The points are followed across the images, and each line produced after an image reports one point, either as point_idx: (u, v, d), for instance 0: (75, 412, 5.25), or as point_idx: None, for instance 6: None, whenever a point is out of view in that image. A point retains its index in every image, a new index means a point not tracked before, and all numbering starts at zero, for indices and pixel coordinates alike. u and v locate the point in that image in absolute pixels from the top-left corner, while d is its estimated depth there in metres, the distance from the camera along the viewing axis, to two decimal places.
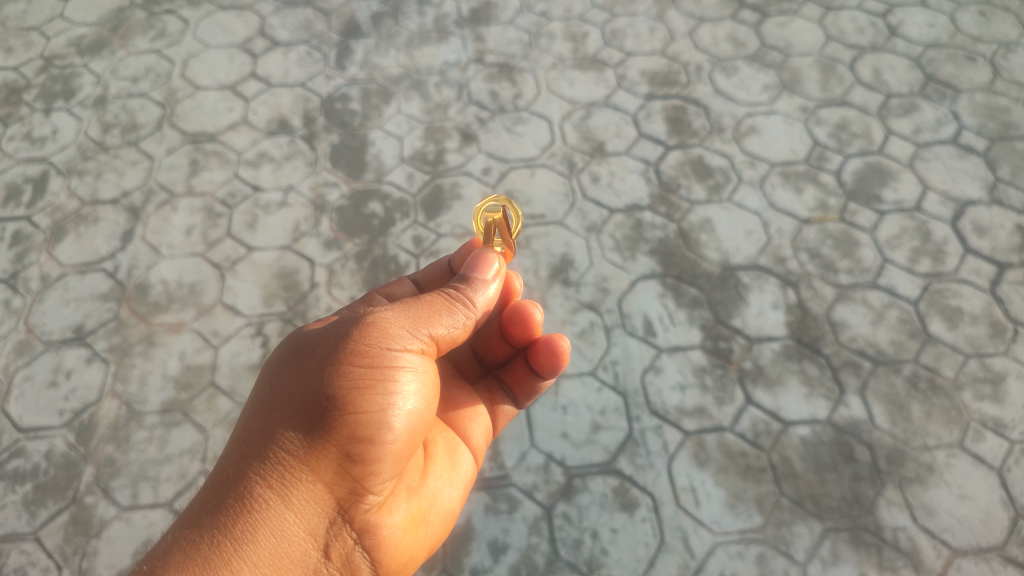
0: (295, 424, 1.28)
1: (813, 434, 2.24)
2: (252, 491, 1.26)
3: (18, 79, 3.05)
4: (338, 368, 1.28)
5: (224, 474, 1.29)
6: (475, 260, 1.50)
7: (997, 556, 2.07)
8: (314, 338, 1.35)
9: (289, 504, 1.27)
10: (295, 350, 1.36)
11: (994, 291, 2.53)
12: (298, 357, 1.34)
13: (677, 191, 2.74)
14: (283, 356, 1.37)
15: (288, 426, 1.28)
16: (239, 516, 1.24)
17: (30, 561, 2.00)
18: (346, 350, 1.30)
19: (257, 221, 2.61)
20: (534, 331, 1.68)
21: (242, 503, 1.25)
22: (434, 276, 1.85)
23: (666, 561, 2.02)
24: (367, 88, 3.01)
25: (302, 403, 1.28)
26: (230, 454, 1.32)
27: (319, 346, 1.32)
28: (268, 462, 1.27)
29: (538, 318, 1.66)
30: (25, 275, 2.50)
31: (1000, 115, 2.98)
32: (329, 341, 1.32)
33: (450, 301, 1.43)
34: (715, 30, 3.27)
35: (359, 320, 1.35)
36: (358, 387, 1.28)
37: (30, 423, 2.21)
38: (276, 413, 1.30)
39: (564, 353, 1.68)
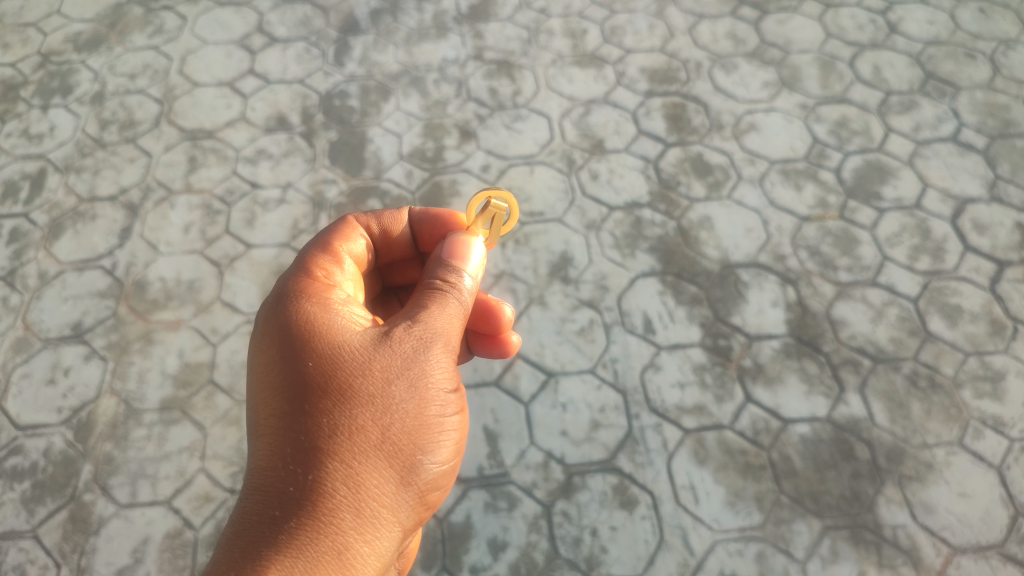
0: (379, 467, 1.16)
1: (813, 431, 2.23)
2: (347, 548, 1.09)
3: (15, 76, 3.04)
4: (425, 409, 1.21)
5: (299, 523, 1.07)
6: (466, 249, 1.37)
7: (997, 553, 2.07)
8: (381, 365, 1.20)
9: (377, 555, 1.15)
10: (356, 377, 1.18)
11: (994, 289, 2.52)
12: (364, 386, 1.18)
13: (676, 188, 2.73)
14: (348, 383, 1.17)
15: (376, 470, 1.15)
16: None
17: (28, 559, 1.99)
18: (427, 389, 1.22)
19: (255, 218, 2.60)
20: (501, 328, 1.62)
21: (339, 558, 1.07)
22: (394, 231, 1.54)
23: (666, 559, 2.02)
24: (366, 85, 3.00)
25: (390, 445, 1.17)
26: (291, 501, 1.09)
27: (401, 379, 1.20)
28: (359, 511, 1.12)
29: (508, 317, 1.61)
30: (23, 272, 2.49)
31: (1000, 112, 2.98)
32: (407, 374, 1.21)
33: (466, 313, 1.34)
34: (714, 27, 3.26)
35: (429, 351, 1.24)
36: (439, 430, 1.23)
37: (28, 421, 2.20)
38: (355, 454, 1.14)
39: (513, 346, 1.71)
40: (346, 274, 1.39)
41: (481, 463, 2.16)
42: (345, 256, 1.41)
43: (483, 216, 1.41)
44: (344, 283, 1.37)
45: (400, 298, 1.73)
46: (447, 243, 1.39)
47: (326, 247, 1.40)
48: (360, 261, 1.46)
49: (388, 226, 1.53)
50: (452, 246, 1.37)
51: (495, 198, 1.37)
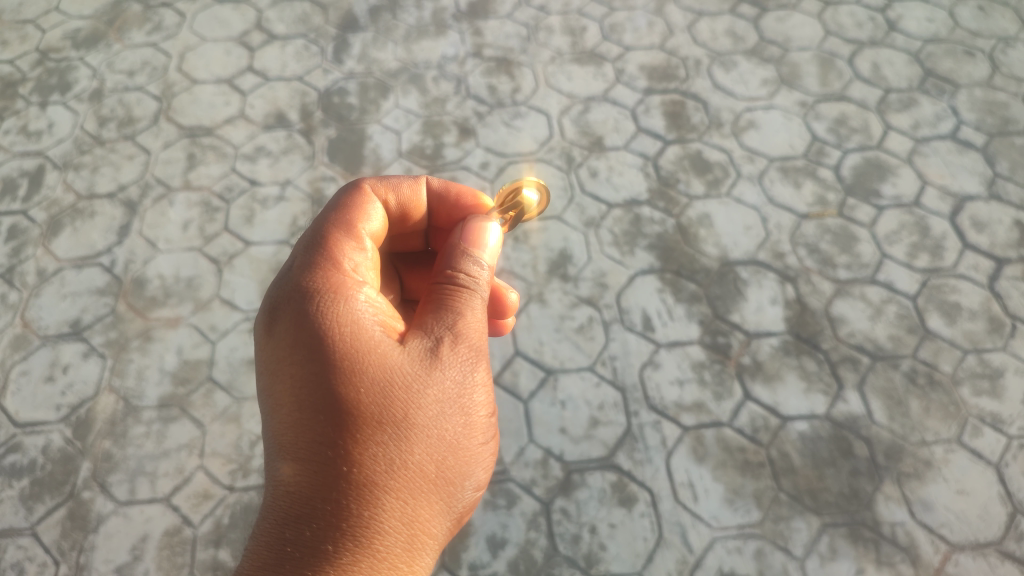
0: (429, 498, 1.19)
1: (812, 429, 2.24)
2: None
3: (14, 73, 3.03)
4: (470, 438, 1.25)
5: (353, 557, 1.08)
6: (486, 235, 1.34)
7: (994, 551, 2.07)
8: (432, 394, 1.20)
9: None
10: (408, 406, 1.17)
11: (993, 286, 2.53)
12: (416, 417, 1.18)
13: (675, 186, 2.73)
14: (399, 412, 1.17)
15: (425, 502, 1.18)
16: None
17: (28, 556, 2.00)
18: (475, 418, 1.26)
19: (254, 215, 2.60)
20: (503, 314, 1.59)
21: None
22: (410, 205, 1.49)
23: (665, 556, 2.02)
24: (365, 82, 2.99)
25: (438, 475, 1.20)
26: (345, 536, 1.09)
27: (449, 409, 1.21)
28: (411, 543, 1.14)
29: (512, 301, 1.57)
30: (21, 269, 2.48)
31: (999, 110, 2.98)
32: (456, 403, 1.22)
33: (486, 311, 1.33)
34: (713, 24, 3.26)
35: (477, 378, 1.25)
36: (480, 454, 1.28)
37: (27, 418, 2.20)
38: (409, 485, 1.16)
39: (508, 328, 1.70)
40: (368, 261, 1.33)
41: None
42: (365, 240, 1.34)
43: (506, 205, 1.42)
44: (369, 275, 1.32)
45: (399, 271, 1.63)
46: (467, 228, 1.35)
47: (352, 238, 1.32)
48: (377, 241, 1.40)
49: (405, 197, 1.47)
50: (473, 233, 1.34)
51: (525, 190, 1.40)
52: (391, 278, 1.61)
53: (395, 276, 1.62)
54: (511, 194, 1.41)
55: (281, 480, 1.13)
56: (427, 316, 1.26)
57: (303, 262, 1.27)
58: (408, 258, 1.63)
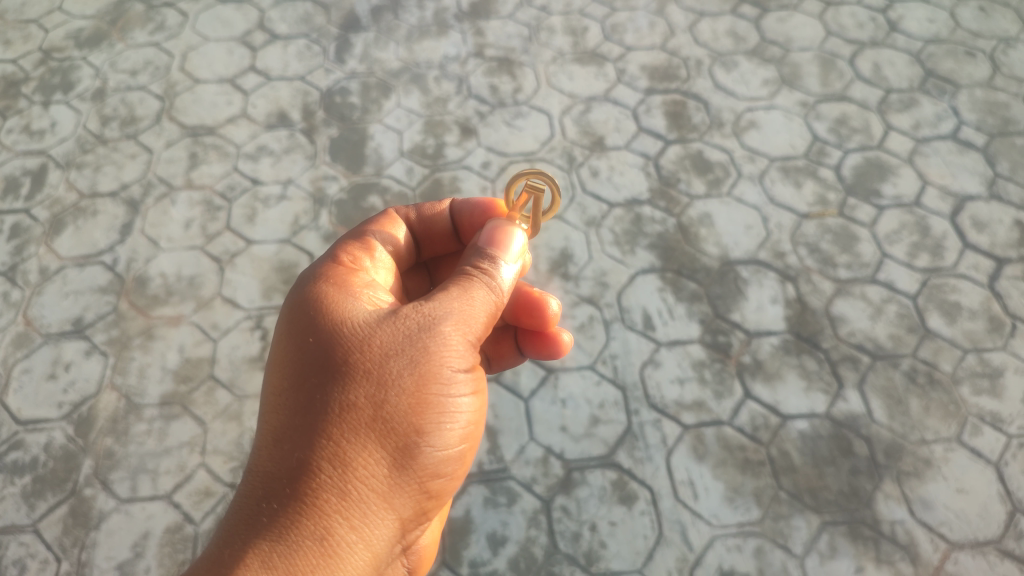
0: (374, 450, 1.14)
1: (812, 428, 2.24)
2: (331, 532, 1.08)
3: (17, 72, 3.04)
4: (425, 389, 1.17)
5: (280, 502, 1.08)
6: (509, 239, 1.32)
7: (994, 549, 2.07)
8: (382, 342, 1.17)
9: (367, 543, 1.12)
10: (352, 350, 1.16)
11: (993, 286, 2.53)
12: (362, 362, 1.16)
13: (676, 185, 2.74)
14: (339, 359, 1.16)
15: (367, 453, 1.13)
16: (318, 562, 1.05)
17: (29, 553, 2.00)
18: (430, 367, 1.17)
19: (256, 214, 2.61)
20: (544, 323, 1.57)
21: (319, 542, 1.06)
22: (432, 217, 1.54)
23: (665, 554, 2.03)
24: (367, 82, 3.00)
25: (385, 426, 1.14)
26: (281, 479, 1.10)
27: (394, 356, 1.17)
28: (348, 494, 1.11)
29: (553, 311, 1.55)
30: (23, 267, 2.49)
31: (1000, 110, 2.98)
32: (405, 352, 1.17)
33: (492, 297, 1.28)
34: (714, 24, 3.26)
35: (434, 329, 1.19)
36: (441, 411, 1.19)
37: (29, 415, 2.21)
38: (348, 433, 1.12)
39: (564, 345, 1.66)
40: (379, 264, 1.40)
41: (480, 458, 2.17)
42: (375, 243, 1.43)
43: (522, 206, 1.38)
44: (376, 273, 1.38)
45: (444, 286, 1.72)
46: (489, 231, 1.33)
47: (361, 238, 1.40)
48: (395, 252, 1.48)
49: (427, 214, 1.53)
50: (492, 234, 1.33)
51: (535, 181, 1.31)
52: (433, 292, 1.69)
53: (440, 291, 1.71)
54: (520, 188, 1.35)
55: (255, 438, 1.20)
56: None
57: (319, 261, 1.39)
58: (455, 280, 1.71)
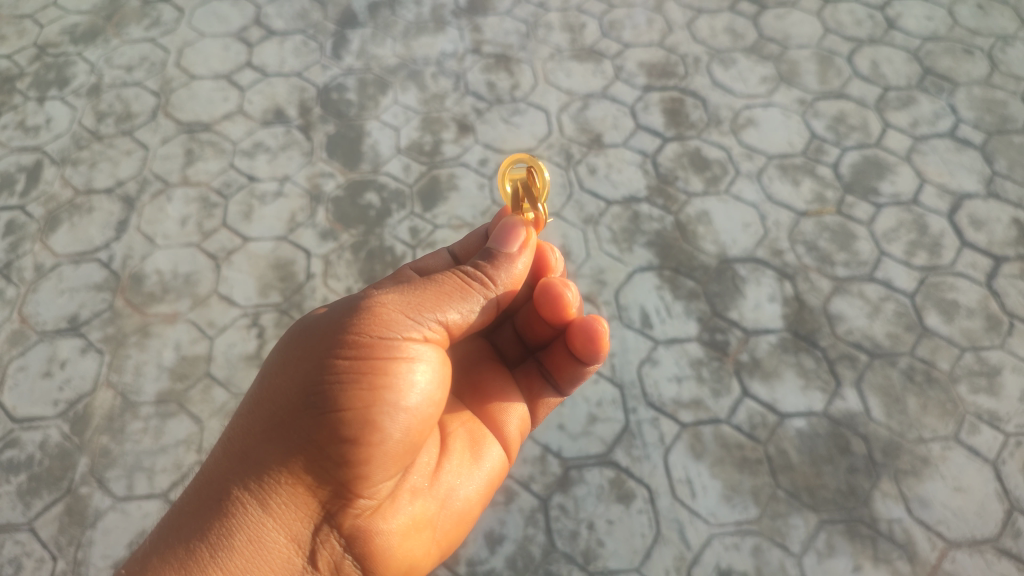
0: (277, 420, 1.21)
1: (810, 426, 2.24)
2: (232, 493, 1.20)
3: (11, 68, 3.03)
4: (328, 359, 1.19)
5: (215, 468, 1.26)
6: (508, 228, 1.35)
7: (991, 548, 2.07)
8: (313, 324, 1.28)
9: (268, 507, 1.20)
10: (291, 338, 1.29)
11: (991, 284, 2.53)
12: (296, 344, 1.27)
13: (674, 182, 2.73)
14: (283, 342, 1.30)
15: (274, 425, 1.21)
16: (218, 518, 1.19)
17: (25, 552, 1.99)
18: (335, 339, 1.20)
19: (252, 211, 2.59)
20: (567, 310, 1.50)
21: (222, 502, 1.20)
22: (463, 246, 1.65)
23: (662, 552, 2.03)
24: (364, 78, 2.99)
25: (291, 400, 1.20)
26: (224, 449, 1.27)
27: (313, 333, 1.24)
28: (253, 461, 1.21)
29: (569, 297, 1.49)
30: (18, 264, 2.48)
31: (998, 108, 2.98)
32: (321, 330, 1.24)
33: (443, 285, 1.30)
34: (712, 21, 3.25)
35: (353, 305, 1.24)
36: (341, 378, 1.17)
37: (24, 413, 2.20)
38: (262, 406, 1.24)
39: (602, 337, 1.50)
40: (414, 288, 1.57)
41: None
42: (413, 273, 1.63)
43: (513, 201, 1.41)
44: None
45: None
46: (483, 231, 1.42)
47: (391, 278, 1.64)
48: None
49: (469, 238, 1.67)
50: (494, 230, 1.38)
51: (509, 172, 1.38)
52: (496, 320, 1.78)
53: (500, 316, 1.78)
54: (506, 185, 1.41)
55: None
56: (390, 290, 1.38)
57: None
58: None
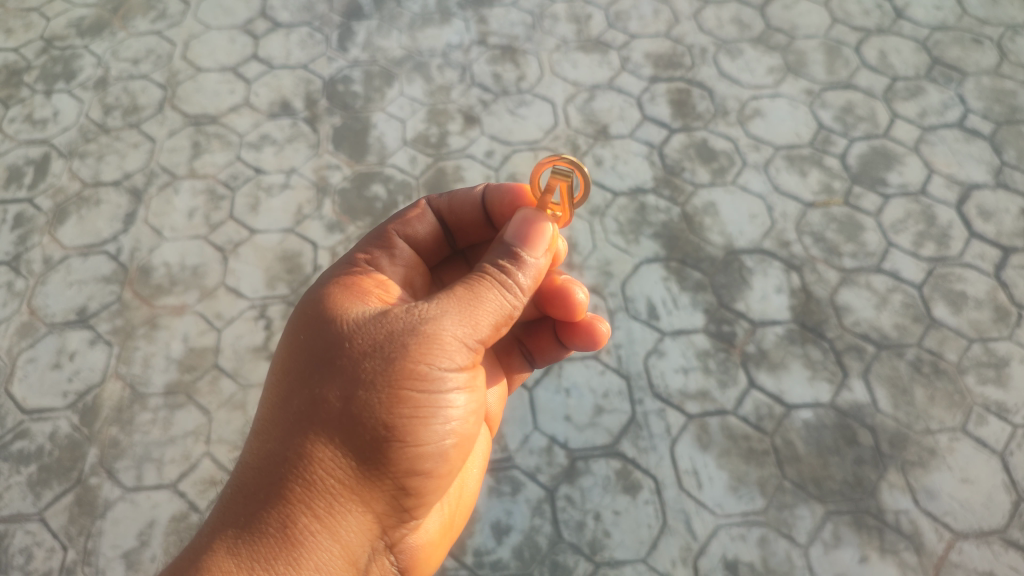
0: (340, 447, 1.12)
1: (817, 417, 2.24)
2: (293, 522, 1.11)
3: (19, 61, 3.04)
4: (399, 391, 1.12)
5: (256, 492, 1.13)
6: (538, 229, 1.27)
7: (998, 539, 2.07)
8: (364, 338, 1.15)
9: (335, 535, 1.14)
10: (335, 350, 1.15)
11: (999, 275, 2.52)
12: (343, 360, 1.14)
13: (681, 173, 2.72)
14: (322, 353, 1.16)
15: (336, 450, 1.12)
16: (281, 552, 1.09)
17: (36, 541, 2.01)
18: (408, 368, 1.12)
19: (259, 203, 2.60)
20: (577, 313, 1.51)
21: (282, 534, 1.10)
22: (459, 206, 1.52)
23: (669, 543, 2.03)
24: (370, 70, 2.99)
25: (354, 427, 1.12)
26: (262, 469, 1.15)
27: (373, 353, 1.13)
28: (314, 489, 1.12)
29: (581, 300, 1.49)
30: (27, 257, 2.49)
31: (1007, 98, 2.96)
32: (384, 349, 1.13)
33: (498, 297, 1.21)
34: (720, 12, 3.23)
35: (419, 327, 1.15)
36: (420, 411, 1.14)
37: (34, 405, 2.21)
38: (318, 429, 1.12)
39: (602, 335, 1.58)
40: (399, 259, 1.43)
41: None
42: (398, 241, 1.46)
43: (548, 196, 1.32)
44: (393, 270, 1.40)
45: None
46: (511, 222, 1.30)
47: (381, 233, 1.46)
48: (416, 247, 1.50)
49: (458, 202, 1.52)
50: (518, 226, 1.27)
51: (555, 169, 1.27)
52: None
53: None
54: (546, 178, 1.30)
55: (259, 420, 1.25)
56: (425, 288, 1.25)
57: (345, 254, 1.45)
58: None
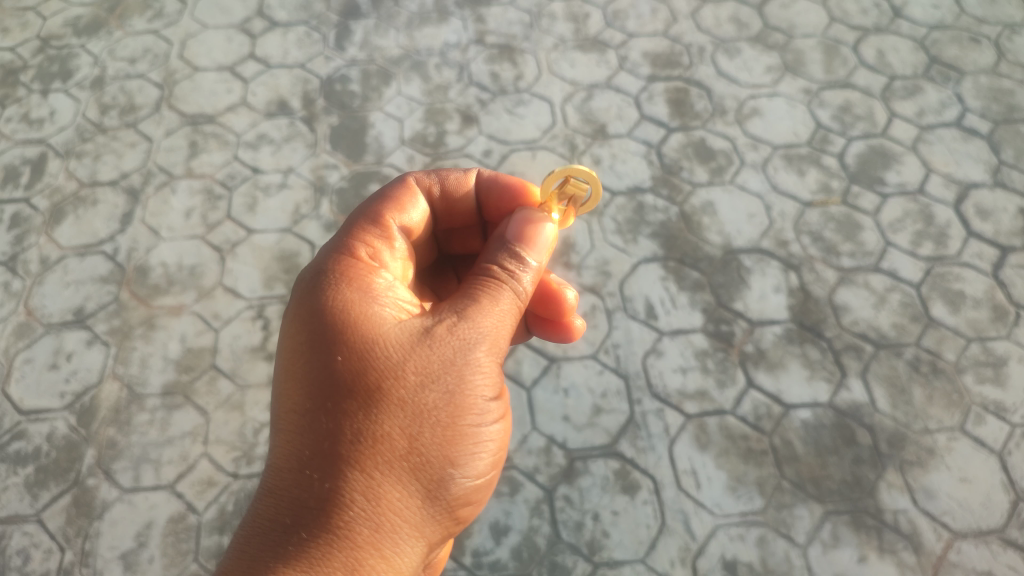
0: (403, 480, 1.10)
1: (815, 417, 2.24)
2: (362, 564, 1.05)
3: (15, 60, 3.03)
4: (457, 416, 1.14)
5: (311, 536, 1.04)
6: (547, 236, 1.30)
7: (997, 538, 2.07)
8: (418, 366, 1.13)
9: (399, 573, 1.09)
10: (387, 379, 1.11)
11: (997, 275, 2.52)
12: (399, 390, 1.11)
13: (679, 173, 2.72)
14: (373, 382, 1.11)
15: (399, 484, 1.10)
16: None
17: (33, 542, 2.01)
18: (467, 397, 1.15)
19: (257, 203, 2.59)
20: (561, 313, 1.53)
21: None
22: (456, 194, 1.47)
23: (667, 543, 2.03)
24: (367, 69, 2.98)
25: (416, 456, 1.11)
26: (314, 509, 1.06)
27: (431, 382, 1.13)
28: (378, 526, 1.07)
29: (571, 301, 1.52)
30: (24, 257, 2.49)
31: (1004, 97, 2.96)
32: (443, 378, 1.13)
33: (520, 311, 1.26)
34: (718, 11, 3.23)
35: (472, 355, 1.16)
36: (477, 439, 1.17)
37: (31, 406, 2.21)
38: (379, 463, 1.09)
39: None
40: (396, 253, 1.32)
41: None
42: (395, 229, 1.33)
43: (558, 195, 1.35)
44: (393, 265, 1.30)
45: (457, 270, 1.63)
46: (514, 221, 1.32)
47: (376, 220, 1.32)
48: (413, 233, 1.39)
49: (453, 192, 1.46)
50: (528, 231, 1.29)
51: (575, 175, 1.30)
52: (446, 277, 1.61)
53: (453, 275, 1.62)
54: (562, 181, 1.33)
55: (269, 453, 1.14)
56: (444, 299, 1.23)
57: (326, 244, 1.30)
58: (466, 257, 1.63)
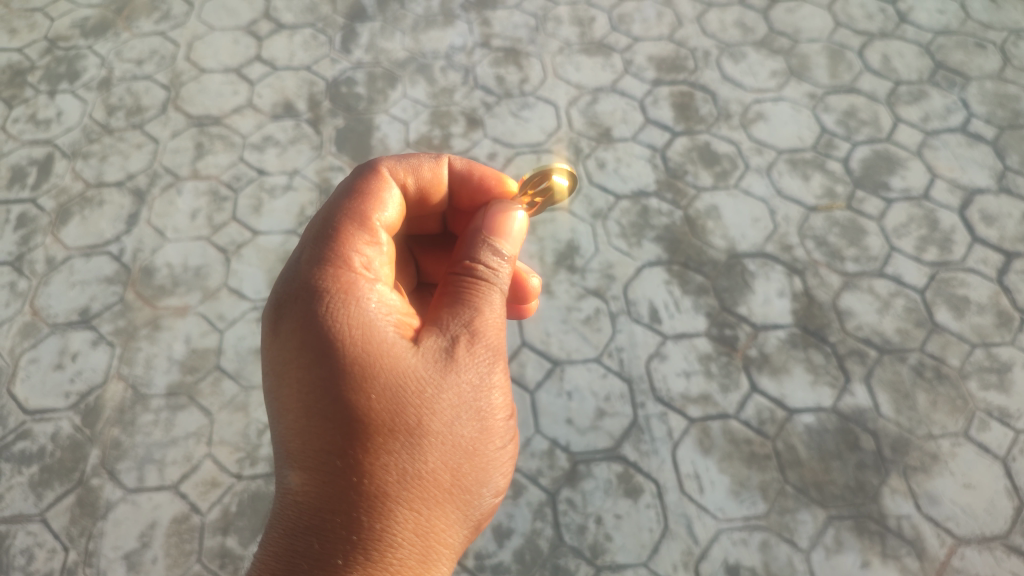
0: (444, 509, 1.13)
1: (818, 422, 2.23)
2: None
3: (22, 61, 3.04)
4: (485, 440, 1.18)
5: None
6: (518, 228, 1.31)
7: (1000, 544, 2.07)
8: (450, 396, 1.14)
9: None
10: (422, 413, 1.12)
11: (1001, 280, 2.52)
12: (432, 422, 1.12)
13: (683, 177, 2.72)
14: (408, 416, 1.11)
15: (442, 513, 1.13)
16: None
17: (37, 542, 2.01)
18: (494, 421, 1.20)
19: (261, 205, 2.60)
20: (527, 299, 1.57)
21: None
22: (431, 187, 1.42)
23: (670, 547, 2.03)
24: (373, 72, 2.99)
25: (454, 483, 1.14)
26: (362, 548, 1.05)
27: (463, 410, 1.15)
28: (427, 556, 1.10)
29: (535, 287, 1.55)
30: (30, 257, 2.49)
31: (1010, 103, 2.96)
32: (473, 405, 1.17)
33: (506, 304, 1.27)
34: (723, 15, 3.23)
35: (495, 379, 1.20)
36: (501, 458, 1.23)
37: (36, 405, 2.21)
38: (423, 496, 1.11)
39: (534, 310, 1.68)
40: (384, 257, 1.26)
41: None
42: (381, 233, 1.27)
43: (535, 191, 1.34)
44: (385, 271, 1.25)
45: (415, 254, 1.60)
46: (490, 215, 1.31)
47: (365, 227, 1.25)
48: (393, 231, 1.32)
49: (426, 182, 1.40)
50: (501, 225, 1.29)
51: (556, 175, 1.30)
52: (406, 262, 1.58)
53: (411, 260, 1.59)
54: (540, 179, 1.32)
55: (291, 489, 1.10)
56: (443, 310, 1.21)
57: (312, 256, 1.20)
58: (425, 239, 1.59)
